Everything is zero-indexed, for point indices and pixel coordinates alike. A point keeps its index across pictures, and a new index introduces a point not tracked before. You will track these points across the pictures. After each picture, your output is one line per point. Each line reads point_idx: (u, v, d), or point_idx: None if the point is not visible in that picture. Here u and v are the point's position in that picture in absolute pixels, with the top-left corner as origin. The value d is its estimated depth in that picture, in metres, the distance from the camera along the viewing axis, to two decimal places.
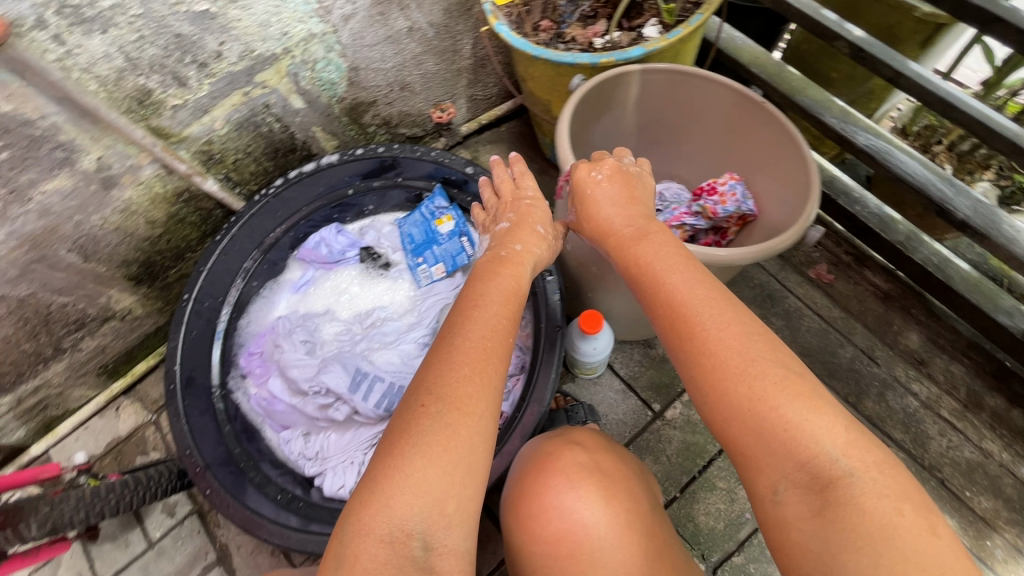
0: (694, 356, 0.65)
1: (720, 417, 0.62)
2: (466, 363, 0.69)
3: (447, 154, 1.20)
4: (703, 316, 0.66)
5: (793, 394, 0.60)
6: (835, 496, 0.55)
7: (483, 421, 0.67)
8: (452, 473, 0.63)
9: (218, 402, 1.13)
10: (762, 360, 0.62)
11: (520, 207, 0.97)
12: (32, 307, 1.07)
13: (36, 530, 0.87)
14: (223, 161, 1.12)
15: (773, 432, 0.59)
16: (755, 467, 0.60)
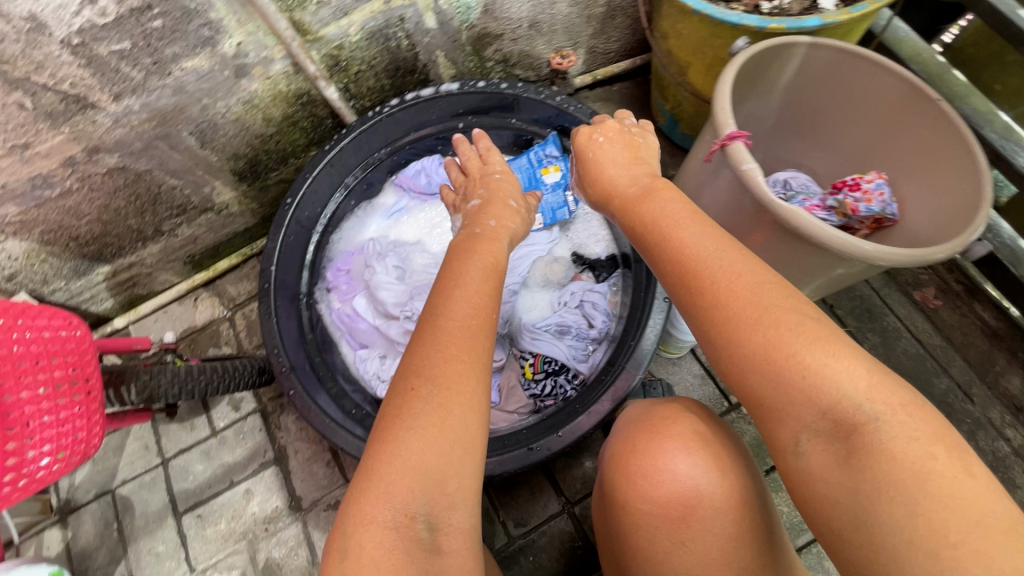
0: (707, 311, 0.58)
1: (739, 368, 0.56)
2: (453, 343, 0.68)
3: (573, 101, 1.13)
4: (714, 265, 0.60)
5: (810, 337, 0.53)
6: (865, 447, 0.49)
7: (473, 401, 0.65)
8: (450, 455, 0.61)
9: (305, 310, 1.15)
10: (770, 304, 0.55)
11: (488, 182, 1.03)
12: (146, 184, 1.09)
13: (135, 396, 0.91)
14: (348, 70, 1.10)
15: (794, 379, 0.52)
16: (776, 420, 0.54)
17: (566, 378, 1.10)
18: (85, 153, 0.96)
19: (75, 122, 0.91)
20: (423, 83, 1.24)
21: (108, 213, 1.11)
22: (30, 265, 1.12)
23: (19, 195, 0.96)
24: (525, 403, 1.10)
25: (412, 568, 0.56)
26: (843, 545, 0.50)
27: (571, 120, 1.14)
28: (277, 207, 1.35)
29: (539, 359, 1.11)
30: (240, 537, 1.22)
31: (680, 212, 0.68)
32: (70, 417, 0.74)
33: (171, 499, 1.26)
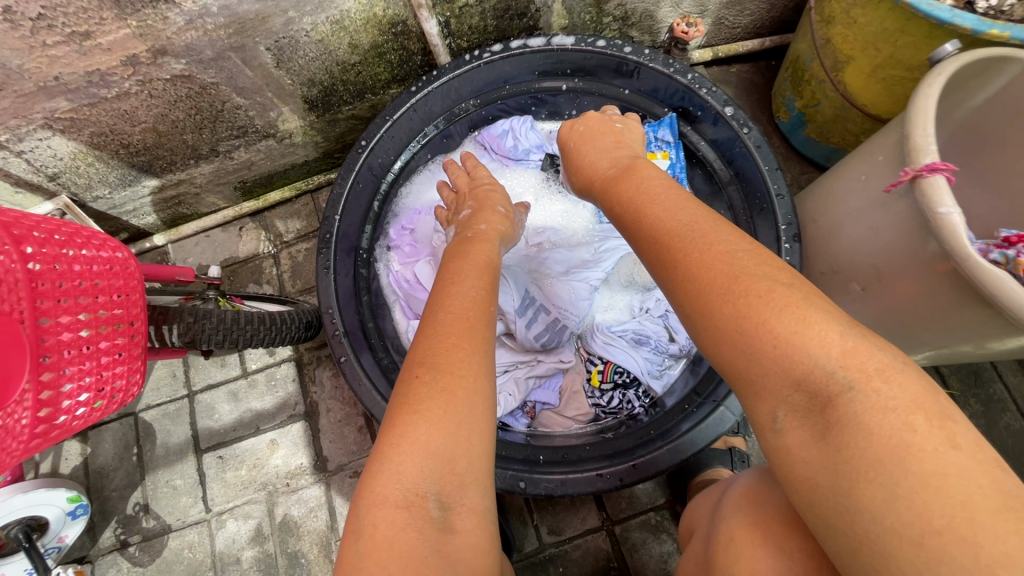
0: (678, 285, 0.55)
1: (715, 344, 0.52)
2: (446, 331, 0.64)
3: (707, 82, 0.95)
4: (682, 237, 0.57)
5: (784, 304, 0.48)
6: (843, 422, 0.44)
7: (477, 381, 0.61)
8: (455, 434, 0.56)
9: (362, 268, 1.05)
10: (738, 273, 0.51)
11: (478, 192, 0.93)
12: (210, 98, 0.97)
13: (177, 338, 0.84)
14: (454, 2, 0.94)
15: (765, 349, 0.48)
16: (753, 395, 0.50)
17: (636, 394, 1.00)
18: (150, 53, 0.83)
19: (143, 16, 0.77)
20: (530, 30, 1.08)
21: (165, 124, 0.99)
22: (75, 167, 1.01)
23: (72, 90, 0.85)
24: (586, 410, 1.00)
25: (426, 550, 0.50)
26: (831, 534, 0.44)
27: (699, 103, 0.97)
28: (341, 144, 1.22)
29: (609, 367, 1.00)
30: (260, 488, 1.17)
31: (655, 189, 0.67)
32: (111, 361, 0.66)
33: (194, 435, 1.21)
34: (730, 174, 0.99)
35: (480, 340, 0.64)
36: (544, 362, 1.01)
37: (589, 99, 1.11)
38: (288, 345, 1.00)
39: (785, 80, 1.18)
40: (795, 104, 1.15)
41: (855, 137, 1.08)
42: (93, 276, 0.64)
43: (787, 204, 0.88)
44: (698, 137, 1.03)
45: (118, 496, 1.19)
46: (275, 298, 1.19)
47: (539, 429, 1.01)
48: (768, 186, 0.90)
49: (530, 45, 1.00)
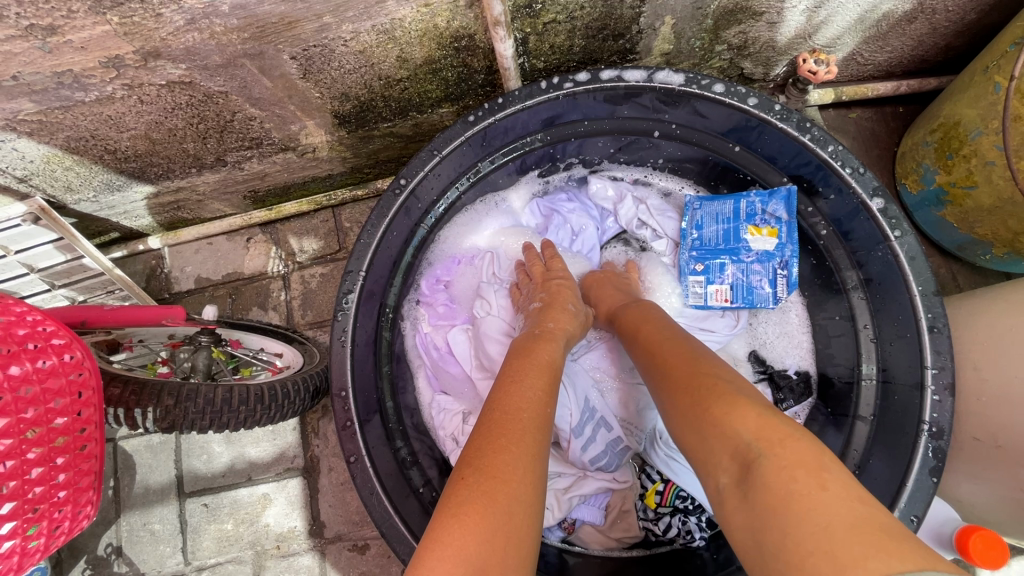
0: (656, 382, 0.58)
1: (676, 425, 0.53)
2: (490, 428, 0.53)
3: (853, 159, 0.73)
4: (659, 347, 0.62)
5: (722, 390, 0.50)
6: (755, 473, 0.42)
7: (528, 484, 0.48)
8: (493, 538, 0.44)
9: (385, 329, 0.87)
10: (693, 371, 0.55)
11: (550, 284, 0.79)
12: (216, 107, 0.77)
13: (152, 423, 0.69)
14: (538, 17, 0.72)
15: (708, 425, 0.49)
16: (704, 466, 0.48)
17: (698, 523, 0.82)
18: (139, 55, 0.64)
19: (129, 11, 0.57)
20: (624, 53, 0.85)
21: (160, 132, 0.80)
22: (49, 170, 0.83)
23: (37, 91, 0.65)
24: (636, 533, 0.84)
25: None
26: None
27: (836, 184, 0.75)
28: (373, 160, 1.01)
29: (671, 490, 0.83)
30: (246, 546, 1.04)
31: (647, 312, 0.72)
32: (47, 507, 0.48)
33: (178, 476, 1.06)
34: (859, 276, 0.79)
35: (540, 455, 0.52)
36: (593, 477, 0.84)
37: (683, 148, 0.89)
38: (290, 417, 0.83)
39: (925, 144, 0.93)
40: (934, 177, 0.92)
41: (1012, 235, 0.85)
42: (21, 406, 0.45)
43: (944, 342, 0.68)
44: (821, 220, 0.81)
45: (89, 533, 1.06)
46: (281, 334, 0.97)
47: (577, 548, 0.84)
48: (917, 313, 0.70)
49: (625, 78, 0.78)
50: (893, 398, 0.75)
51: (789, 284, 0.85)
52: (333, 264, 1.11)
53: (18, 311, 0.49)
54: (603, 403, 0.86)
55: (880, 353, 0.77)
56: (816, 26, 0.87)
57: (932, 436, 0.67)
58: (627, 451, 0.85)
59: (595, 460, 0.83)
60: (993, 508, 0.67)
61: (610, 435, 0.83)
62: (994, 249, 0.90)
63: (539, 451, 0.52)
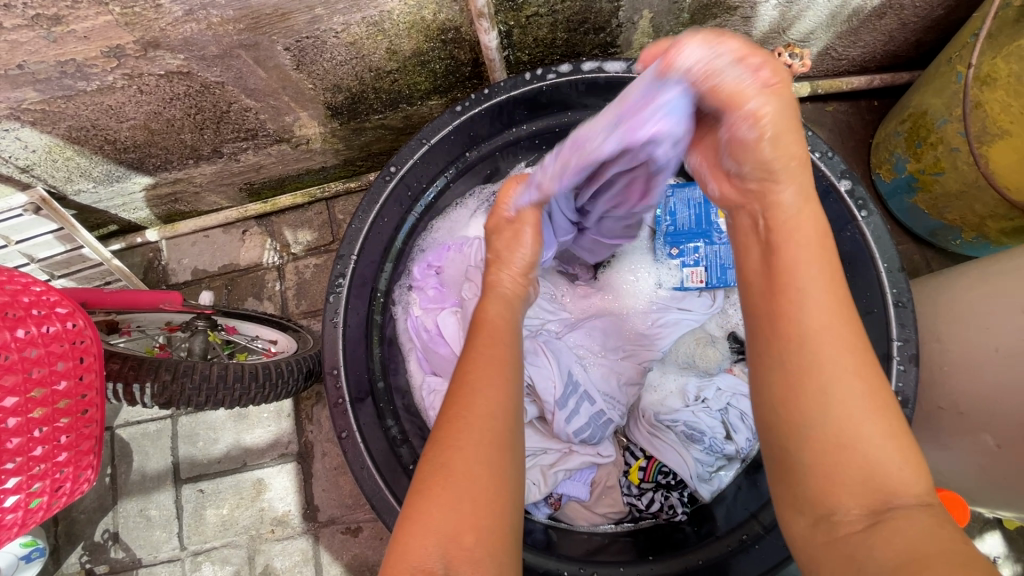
0: (790, 349, 0.49)
1: (806, 426, 0.46)
2: (452, 398, 0.56)
3: (822, 143, 0.77)
4: (814, 318, 0.48)
5: (870, 404, 0.46)
6: (897, 523, 0.42)
7: (490, 445, 0.52)
8: (459, 508, 0.48)
9: (376, 313, 0.90)
10: (845, 363, 0.47)
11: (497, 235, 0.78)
12: (213, 98, 0.80)
13: (149, 399, 0.71)
14: (521, 10, 0.75)
15: (842, 448, 0.45)
16: (818, 493, 0.45)
17: (680, 498, 0.84)
18: (140, 46, 0.67)
19: (131, 2, 0.61)
20: (605, 47, 0.89)
21: (158, 122, 0.83)
22: (51, 160, 0.86)
23: (41, 80, 0.69)
24: (620, 509, 0.86)
25: None
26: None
27: (806, 168, 0.79)
28: (365, 152, 1.04)
29: (653, 465, 0.86)
30: (242, 531, 1.06)
31: (800, 224, 0.52)
32: (50, 467, 0.51)
33: (175, 463, 1.08)
34: None
35: (507, 412, 0.55)
36: (578, 452, 0.88)
37: None
38: (283, 398, 0.85)
39: (895, 134, 0.97)
40: (904, 166, 0.96)
41: (978, 220, 0.89)
42: (27, 366, 0.48)
43: (908, 316, 0.72)
44: None
45: (86, 520, 1.07)
46: (276, 321, 1.00)
47: (563, 523, 0.87)
48: (884, 288, 0.74)
49: (605, 69, 0.81)
50: None
51: None
52: (327, 255, 1.13)
53: (23, 282, 0.53)
54: (586, 378, 0.88)
55: None
56: (788, 21, 0.91)
57: (898, 404, 0.71)
58: (610, 424, 0.87)
59: (578, 432, 0.86)
60: (962, 473, 0.70)
61: (593, 408, 0.86)
62: (963, 234, 0.94)
63: (500, 414, 0.54)
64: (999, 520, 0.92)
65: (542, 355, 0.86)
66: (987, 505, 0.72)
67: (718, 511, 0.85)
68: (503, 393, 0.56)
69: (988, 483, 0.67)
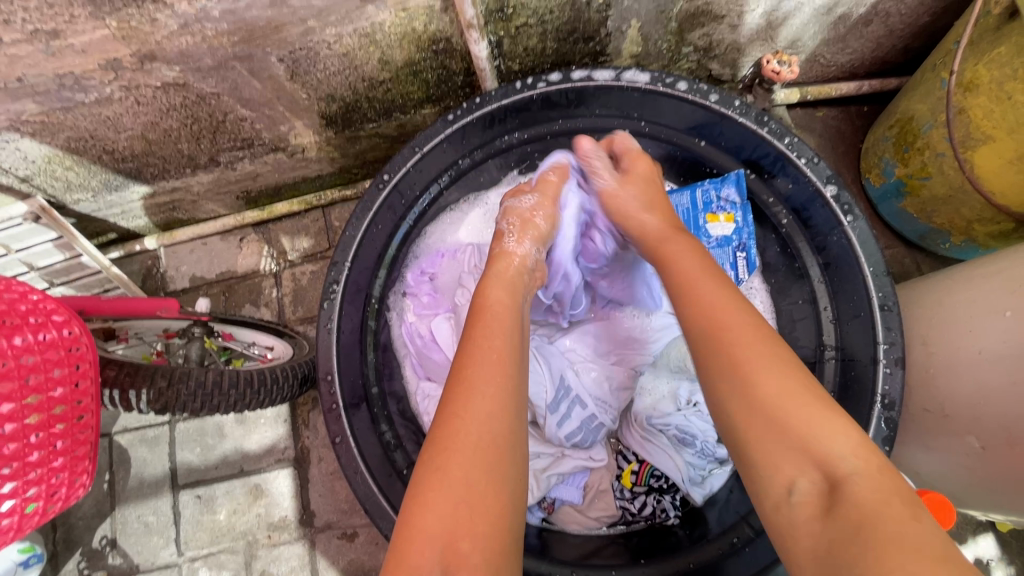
0: (720, 355, 0.54)
1: (733, 406, 0.52)
2: (447, 400, 0.56)
3: (808, 149, 0.78)
4: (718, 317, 0.57)
5: (792, 386, 0.51)
6: (848, 495, 0.45)
7: (483, 450, 0.53)
8: (454, 512, 0.49)
9: (370, 319, 0.91)
10: (749, 345, 0.54)
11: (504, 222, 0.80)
12: (209, 108, 0.82)
13: (146, 405, 0.72)
14: (511, 21, 0.77)
15: (780, 429, 0.49)
16: (768, 471, 0.49)
17: (672, 502, 0.85)
18: (136, 58, 0.68)
19: (127, 16, 0.62)
20: (595, 55, 0.90)
21: (156, 133, 0.85)
22: (50, 170, 0.87)
23: (40, 92, 0.70)
24: (613, 512, 0.86)
25: None
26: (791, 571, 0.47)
27: (793, 173, 0.80)
28: (360, 160, 1.06)
29: (645, 470, 0.87)
30: (238, 536, 1.07)
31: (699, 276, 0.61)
32: (46, 472, 0.52)
33: (172, 469, 1.09)
34: (818, 261, 0.83)
35: (505, 411, 0.56)
36: (570, 457, 0.88)
37: (654, 144, 0.93)
38: (279, 404, 0.86)
39: (884, 139, 0.98)
40: (893, 170, 0.96)
41: (966, 224, 0.90)
42: (23, 372, 0.49)
43: (894, 319, 0.73)
44: (783, 209, 0.86)
45: (84, 526, 1.08)
46: (272, 327, 1.00)
47: (555, 526, 0.88)
48: (870, 291, 0.75)
49: (594, 78, 0.83)
50: (852, 374, 0.79)
51: (749, 266, 0.92)
52: (324, 261, 1.14)
53: (20, 291, 0.53)
54: (578, 382, 0.89)
55: (839, 332, 0.81)
56: (776, 28, 0.92)
57: (885, 407, 0.72)
58: (602, 428, 0.88)
59: (570, 436, 0.86)
60: (949, 475, 0.71)
61: (585, 412, 0.87)
62: (952, 237, 0.94)
63: (500, 417, 0.55)
64: (992, 523, 0.92)
65: (533, 359, 0.87)
66: (976, 508, 0.73)
67: (710, 514, 0.86)
68: (504, 394, 0.56)
69: (975, 485, 0.68)
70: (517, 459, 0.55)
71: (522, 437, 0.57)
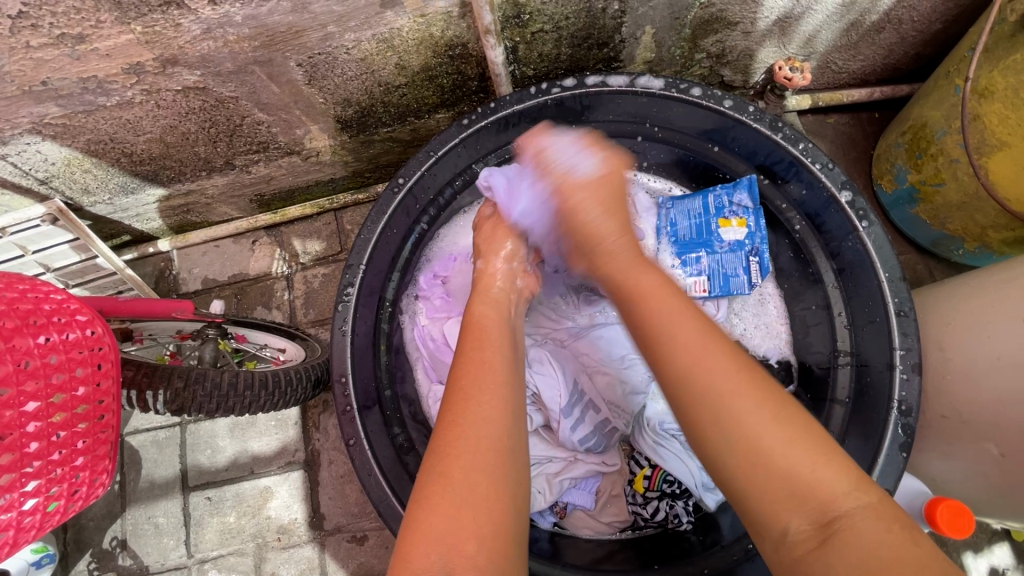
0: (678, 389, 0.52)
1: (717, 443, 0.49)
2: (454, 401, 0.58)
3: (822, 155, 0.79)
4: (671, 340, 0.55)
5: (763, 403, 0.49)
6: (845, 534, 0.42)
7: (486, 449, 0.53)
8: (459, 514, 0.49)
9: (383, 322, 0.91)
10: (724, 379, 0.51)
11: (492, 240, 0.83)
12: (227, 112, 0.83)
13: (163, 405, 0.73)
14: (526, 27, 0.77)
15: (766, 463, 0.47)
16: (764, 513, 0.46)
17: (685, 507, 0.85)
18: (158, 62, 0.69)
19: (152, 21, 0.63)
20: (609, 61, 0.90)
21: (174, 136, 0.86)
22: (69, 173, 0.88)
23: (64, 96, 0.71)
24: (625, 517, 0.87)
25: None
26: None
27: (807, 179, 0.81)
28: (373, 164, 1.07)
29: (658, 474, 0.85)
30: (248, 539, 1.07)
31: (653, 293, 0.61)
32: (67, 471, 0.52)
33: (183, 470, 1.09)
34: (833, 266, 0.83)
35: (511, 410, 0.57)
36: (583, 461, 0.88)
37: (666, 150, 0.94)
38: (292, 406, 0.87)
39: (896, 145, 0.98)
40: (906, 177, 0.96)
41: (980, 230, 0.89)
42: (48, 371, 0.50)
43: (910, 324, 0.73)
44: (796, 215, 0.86)
45: (94, 527, 1.08)
46: (284, 329, 1.00)
47: (566, 531, 0.88)
48: (886, 297, 0.75)
49: (608, 84, 0.83)
50: (866, 379, 0.79)
51: (762, 271, 0.90)
52: (335, 265, 1.15)
53: (44, 290, 0.54)
54: (590, 386, 0.90)
55: (854, 338, 0.81)
56: (788, 36, 0.92)
57: (901, 413, 0.72)
58: (615, 433, 0.88)
59: (584, 441, 0.87)
60: (967, 481, 0.71)
61: (598, 416, 0.87)
62: (966, 244, 0.94)
63: (500, 419, 0.56)
64: (1008, 531, 0.92)
65: (547, 363, 0.88)
66: (992, 515, 0.73)
67: (724, 519, 0.85)
68: (506, 398, 0.58)
69: (994, 493, 0.68)
70: (521, 464, 0.55)
71: (523, 443, 0.58)
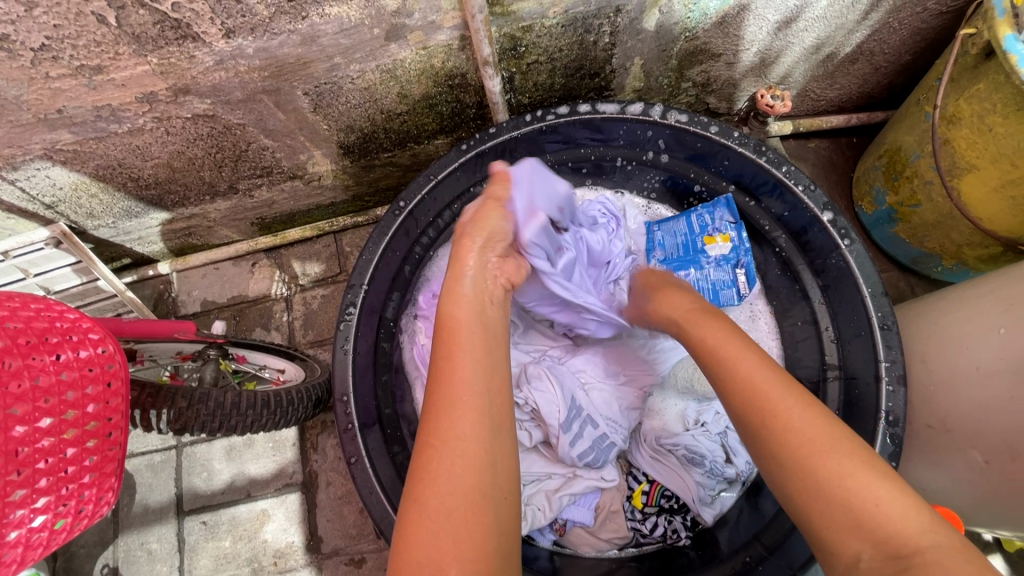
0: (759, 427, 0.56)
1: (788, 486, 0.52)
2: (431, 414, 0.56)
3: (804, 177, 0.83)
4: (742, 388, 0.59)
5: (845, 444, 0.52)
6: (917, 567, 0.44)
7: (464, 470, 0.52)
8: (442, 541, 0.49)
9: (383, 340, 0.93)
10: (801, 418, 0.54)
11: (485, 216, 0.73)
12: (234, 138, 0.85)
13: (166, 424, 0.73)
14: (523, 58, 0.82)
15: (841, 508, 0.49)
16: (834, 538, 0.49)
17: (683, 522, 0.87)
18: (171, 91, 0.72)
19: (167, 53, 0.66)
20: (600, 90, 0.95)
21: (180, 161, 0.88)
22: (76, 197, 0.90)
23: (77, 123, 0.74)
24: (625, 534, 0.87)
25: None
26: None
27: (791, 200, 0.85)
28: (373, 188, 1.10)
29: (656, 489, 0.88)
30: (244, 563, 1.05)
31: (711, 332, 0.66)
32: (76, 488, 0.53)
33: (178, 494, 1.08)
34: (818, 283, 0.87)
35: (486, 410, 0.56)
36: (582, 477, 0.89)
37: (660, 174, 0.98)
38: (294, 425, 0.88)
39: (874, 168, 1.02)
40: (884, 198, 1.01)
41: (957, 248, 0.94)
42: (63, 389, 0.51)
43: (894, 338, 0.76)
44: (781, 233, 0.90)
45: (85, 554, 1.06)
46: (284, 350, 1.01)
47: (567, 550, 0.88)
48: (870, 312, 0.78)
49: (600, 111, 0.87)
50: (854, 391, 0.82)
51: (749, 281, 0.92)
52: (334, 285, 1.17)
53: (58, 310, 0.56)
54: (589, 402, 0.90)
55: (841, 351, 0.85)
56: (770, 65, 0.98)
57: (889, 424, 0.75)
58: (614, 448, 0.89)
59: (583, 455, 0.87)
60: (953, 490, 0.73)
61: (597, 431, 0.88)
62: (943, 261, 0.99)
63: (479, 431, 0.54)
64: (998, 542, 0.94)
65: (545, 379, 0.89)
66: (983, 524, 0.74)
67: (721, 533, 0.87)
68: (483, 409, 0.55)
69: (979, 501, 0.70)
70: (506, 480, 0.54)
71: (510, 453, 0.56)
